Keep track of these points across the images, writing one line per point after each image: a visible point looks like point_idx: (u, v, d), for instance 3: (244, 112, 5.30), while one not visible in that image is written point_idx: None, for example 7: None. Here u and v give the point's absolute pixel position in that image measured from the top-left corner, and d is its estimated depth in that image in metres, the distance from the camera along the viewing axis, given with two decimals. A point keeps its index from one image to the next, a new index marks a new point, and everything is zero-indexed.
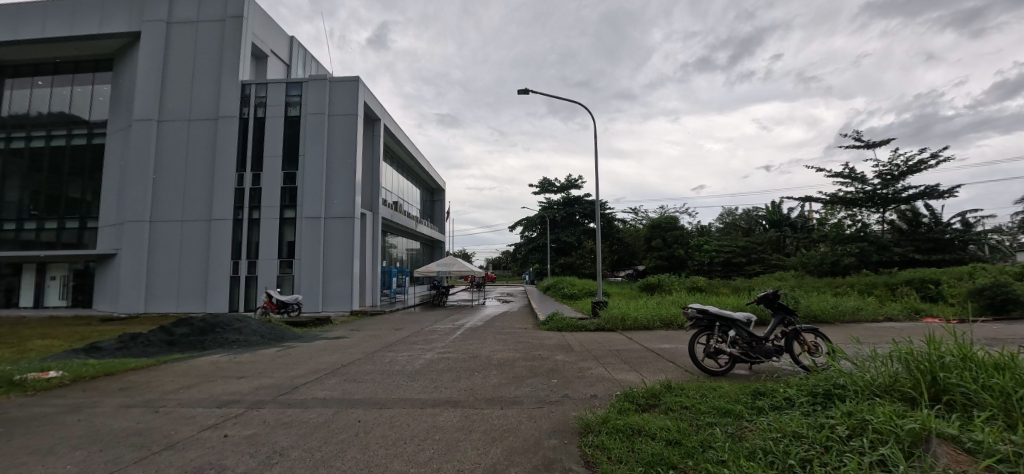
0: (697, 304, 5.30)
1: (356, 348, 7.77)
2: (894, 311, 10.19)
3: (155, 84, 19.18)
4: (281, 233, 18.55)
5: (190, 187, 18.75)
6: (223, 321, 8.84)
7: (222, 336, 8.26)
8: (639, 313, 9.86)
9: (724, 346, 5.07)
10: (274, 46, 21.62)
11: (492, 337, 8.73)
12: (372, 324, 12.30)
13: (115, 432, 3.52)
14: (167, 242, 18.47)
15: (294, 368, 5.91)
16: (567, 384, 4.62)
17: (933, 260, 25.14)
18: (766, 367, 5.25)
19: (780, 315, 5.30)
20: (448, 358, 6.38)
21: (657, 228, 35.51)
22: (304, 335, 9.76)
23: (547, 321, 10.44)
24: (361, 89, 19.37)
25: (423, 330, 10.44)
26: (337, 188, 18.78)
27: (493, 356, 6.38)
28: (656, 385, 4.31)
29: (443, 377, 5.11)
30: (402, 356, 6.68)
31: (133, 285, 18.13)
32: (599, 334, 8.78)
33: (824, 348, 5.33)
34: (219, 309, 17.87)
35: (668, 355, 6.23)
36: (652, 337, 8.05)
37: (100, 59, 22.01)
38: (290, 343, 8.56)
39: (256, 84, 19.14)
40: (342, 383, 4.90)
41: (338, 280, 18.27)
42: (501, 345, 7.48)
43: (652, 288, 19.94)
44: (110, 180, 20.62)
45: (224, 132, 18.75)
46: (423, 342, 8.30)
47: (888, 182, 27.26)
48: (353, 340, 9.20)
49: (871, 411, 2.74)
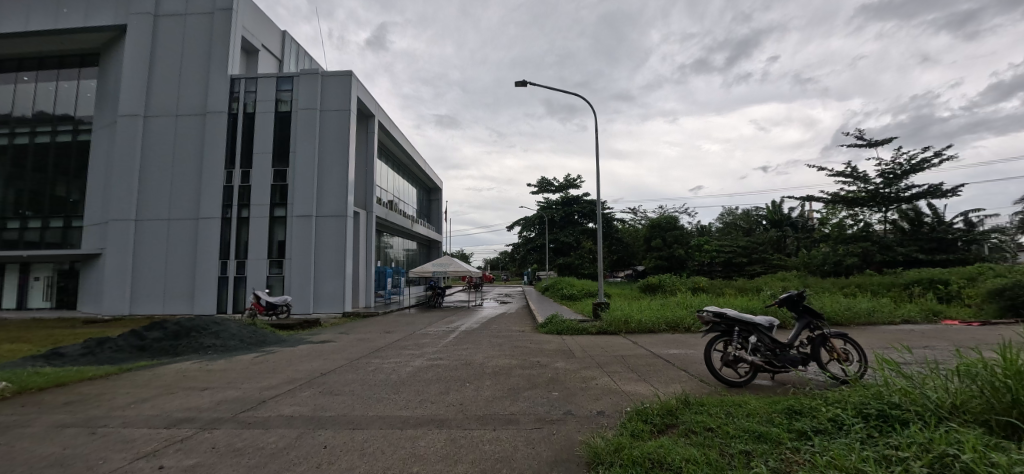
0: (714, 306, 4.73)
1: (340, 354, 7.21)
2: (911, 313, 9.65)
3: (141, 78, 18.57)
4: (271, 232, 17.97)
5: (178, 185, 18.15)
6: (200, 324, 8.26)
7: (197, 341, 7.68)
8: (643, 316, 9.32)
9: (745, 353, 4.54)
10: (265, 40, 21.04)
11: (487, 342, 8.16)
12: (362, 326, 11.73)
13: (31, 460, 2.95)
14: (153, 241, 17.85)
15: (267, 377, 5.35)
16: (569, 398, 4.08)
17: (938, 260, 24.72)
18: (791, 377, 4.72)
19: (806, 319, 4.76)
20: (438, 365, 5.84)
21: (657, 228, 35.33)
22: (289, 339, 9.18)
23: (546, 323, 9.88)
24: (354, 84, 18.81)
25: (415, 334, 9.87)
26: (330, 186, 18.20)
27: (487, 364, 5.84)
28: (671, 399, 3.81)
29: (430, 389, 4.56)
30: (389, 363, 6.13)
31: (118, 287, 17.53)
32: (602, 338, 8.23)
33: (855, 355, 4.80)
34: (206, 310, 17.27)
35: (679, 362, 5.71)
36: (659, 342, 7.52)
37: (86, 53, 21.39)
38: (271, 348, 7.98)
39: (246, 79, 18.57)
40: (315, 397, 4.34)
41: (330, 281, 17.68)
42: (497, 351, 6.94)
43: (653, 289, 19.38)
44: (94, 178, 19.99)
45: (213, 128, 18.16)
46: (413, 347, 7.74)
47: (890, 182, 26.86)
48: (339, 344, 8.64)
49: (950, 443, 2.22)
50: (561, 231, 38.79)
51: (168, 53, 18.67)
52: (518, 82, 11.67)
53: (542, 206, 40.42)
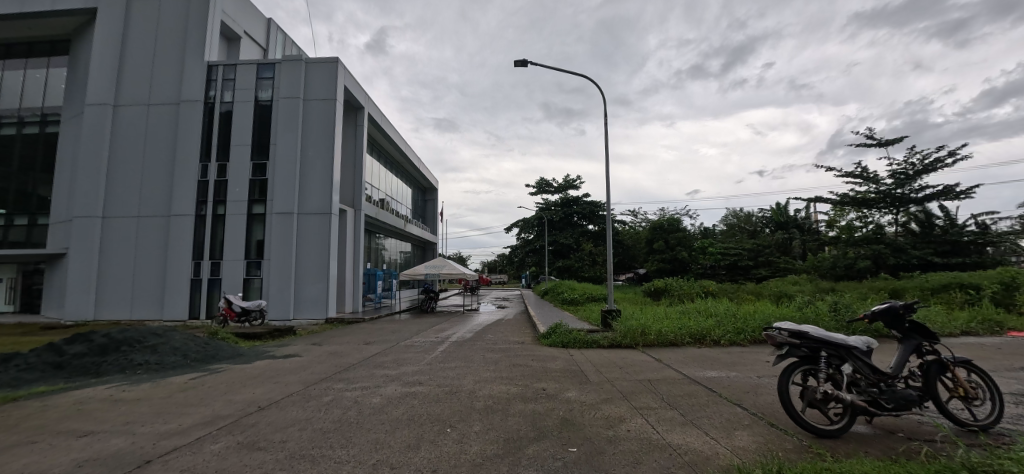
0: (783, 322, 3.45)
1: (300, 374, 5.86)
2: (971, 324, 8.40)
3: (111, 65, 17.21)
4: (249, 231, 16.59)
5: (149, 180, 16.77)
6: (135, 336, 6.87)
7: (126, 357, 6.29)
8: (661, 326, 7.99)
9: (840, 390, 3.23)
10: (247, 27, 19.70)
11: (480, 359, 6.77)
12: (340, 336, 10.36)
13: None
14: (120, 239, 16.45)
15: (181, 416, 3.99)
16: (595, 462, 2.74)
17: (953, 263, 23.56)
18: (896, 421, 3.43)
19: (914, 341, 3.48)
20: (414, 396, 4.47)
21: (657, 230, 34.30)
22: (247, 352, 7.79)
23: (549, 334, 8.57)
24: (341, 72, 17.46)
25: (398, 347, 8.49)
26: (313, 181, 16.84)
27: (483, 393, 4.50)
28: (752, 467, 2.51)
29: (394, 440, 3.19)
30: (353, 391, 4.74)
31: (80, 290, 16.06)
32: (617, 354, 6.91)
33: (986, 393, 3.48)
34: (177, 315, 15.87)
35: (727, 391, 4.40)
36: (689, 360, 6.22)
37: (56, 40, 19.99)
38: (220, 365, 6.63)
39: (223, 65, 17.21)
40: (224, 455, 3.00)
41: (312, 284, 16.30)
42: (492, 372, 5.59)
43: (660, 295, 18.01)
44: (62, 173, 18.60)
45: (187, 118, 16.84)
46: (392, 365, 6.38)
47: (901, 182, 25.68)
48: (305, 359, 7.27)
49: None
50: (560, 233, 37.61)
51: (140, 38, 17.32)
52: (516, 62, 10.35)
53: (540, 207, 39.28)
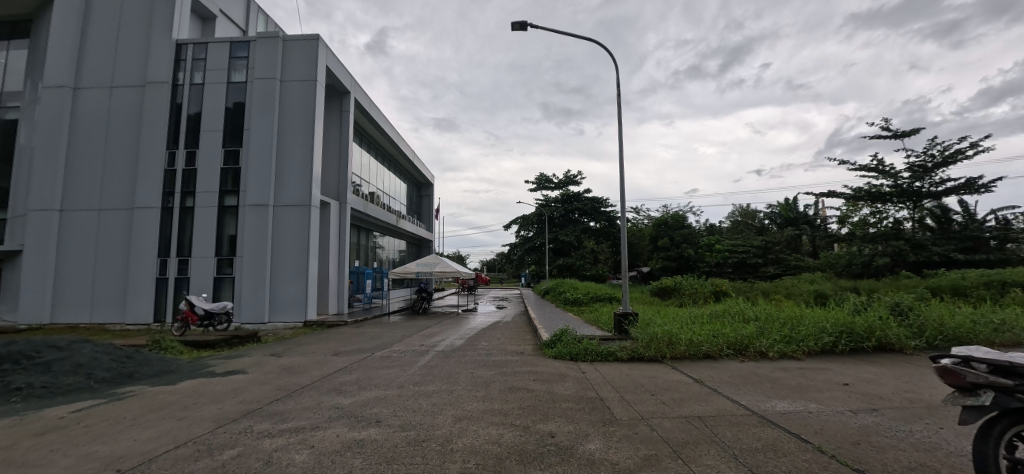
0: (967, 346, 2.14)
1: (227, 404, 4.38)
2: None
3: (70, 43, 15.64)
4: (220, 224, 15.10)
5: (111, 168, 15.28)
6: (25, 351, 5.40)
7: (2, 381, 4.81)
8: (689, 332, 6.53)
9: None
10: (224, 4, 18.18)
11: (467, 378, 5.30)
12: (310, 345, 8.87)
13: None
14: (79, 233, 14.96)
15: None
16: None
17: (976, 261, 21.96)
18: None
19: None
20: (362, 448, 3.02)
21: (662, 226, 32.01)
22: (181, 368, 6.31)
23: (554, 342, 7.10)
24: (322, 50, 15.95)
25: (370, 361, 6.96)
26: (291, 170, 15.31)
27: (463, 445, 3.01)
28: None
29: None
30: (279, 439, 3.25)
31: (34, 290, 14.55)
32: (643, 371, 5.46)
33: None
34: (141, 318, 14.45)
35: (835, 444, 2.91)
36: (740, 381, 4.75)
37: (18, 20, 18.44)
38: (133, 388, 5.16)
39: (194, 44, 15.72)
40: None
41: (289, 283, 14.82)
42: (481, 403, 4.10)
43: (668, 295, 16.63)
44: (21, 163, 17.06)
45: (153, 100, 15.33)
46: (351, 391, 4.85)
47: (919, 175, 24.12)
48: (250, 378, 5.79)
49: None
50: (560, 230, 36.10)
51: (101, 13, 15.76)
52: (515, 25, 8.84)
53: (540, 204, 37.74)
